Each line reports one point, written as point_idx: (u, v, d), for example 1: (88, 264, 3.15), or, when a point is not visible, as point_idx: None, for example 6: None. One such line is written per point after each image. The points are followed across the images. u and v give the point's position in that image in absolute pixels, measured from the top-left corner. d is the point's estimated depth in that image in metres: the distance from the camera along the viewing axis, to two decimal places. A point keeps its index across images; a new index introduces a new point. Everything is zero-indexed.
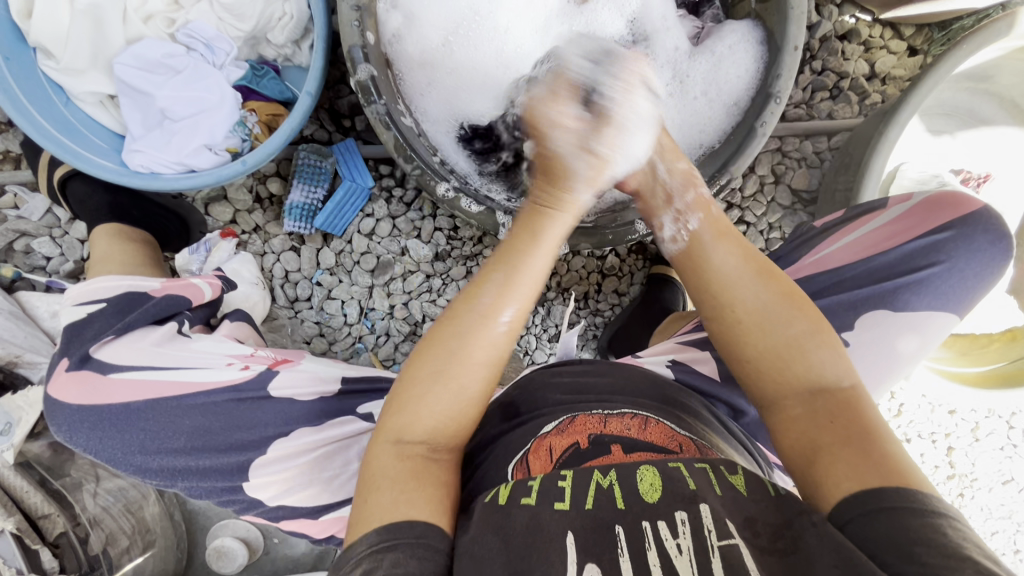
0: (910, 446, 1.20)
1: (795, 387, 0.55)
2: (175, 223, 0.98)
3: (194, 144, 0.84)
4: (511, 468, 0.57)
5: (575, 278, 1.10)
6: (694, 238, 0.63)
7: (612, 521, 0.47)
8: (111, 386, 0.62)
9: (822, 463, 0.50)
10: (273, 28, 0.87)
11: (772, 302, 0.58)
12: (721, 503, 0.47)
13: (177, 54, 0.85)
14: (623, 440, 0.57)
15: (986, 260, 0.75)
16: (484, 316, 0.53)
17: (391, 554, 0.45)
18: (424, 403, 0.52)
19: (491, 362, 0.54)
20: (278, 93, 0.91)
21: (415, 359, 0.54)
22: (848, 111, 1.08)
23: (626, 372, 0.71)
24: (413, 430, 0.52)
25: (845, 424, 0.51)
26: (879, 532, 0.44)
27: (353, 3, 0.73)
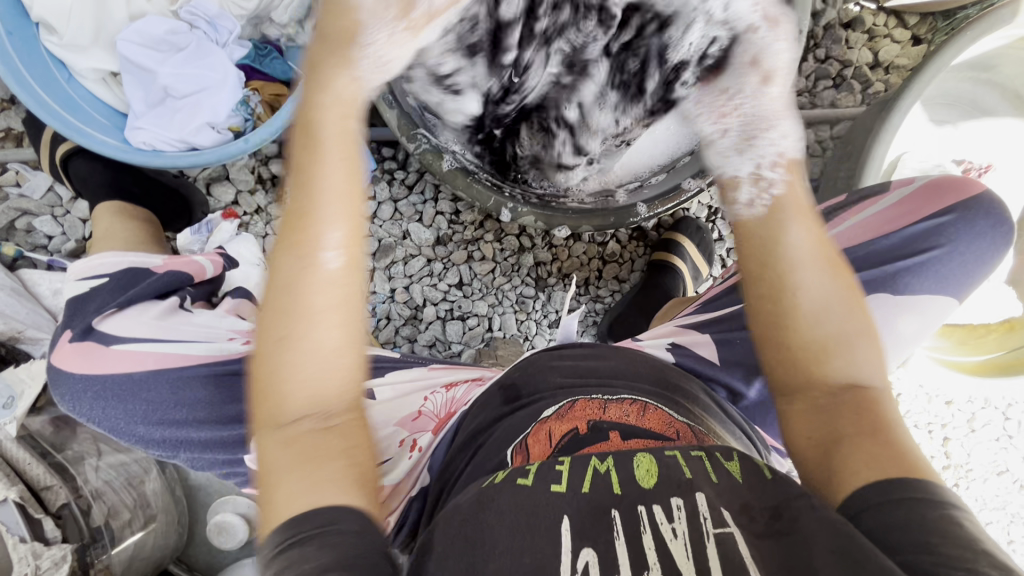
0: (907, 436, 1.21)
1: (830, 381, 0.53)
2: (177, 201, 0.97)
3: (197, 122, 0.84)
4: (510, 451, 0.57)
5: (576, 264, 1.11)
6: (775, 214, 0.56)
7: (609, 505, 0.47)
8: (113, 357, 0.63)
9: (840, 458, 0.50)
10: (277, 8, 0.88)
11: (835, 294, 0.54)
12: (717, 492, 0.48)
13: (180, 31, 0.85)
14: (622, 427, 0.57)
15: (985, 243, 0.76)
16: (308, 257, 0.47)
17: (296, 549, 0.42)
18: (300, 366, 0.47)
19: (341, 310, 0.48)
20: (282, 74, 0.93)
21: (271, 314, 0.48)
22: (851, 100, 1.08)
23: (628, 357, 0.71)
24: (288, 411, 0.48)
25: (870, 423, 0.51)
26: (893, 522, 0.44)
27: None
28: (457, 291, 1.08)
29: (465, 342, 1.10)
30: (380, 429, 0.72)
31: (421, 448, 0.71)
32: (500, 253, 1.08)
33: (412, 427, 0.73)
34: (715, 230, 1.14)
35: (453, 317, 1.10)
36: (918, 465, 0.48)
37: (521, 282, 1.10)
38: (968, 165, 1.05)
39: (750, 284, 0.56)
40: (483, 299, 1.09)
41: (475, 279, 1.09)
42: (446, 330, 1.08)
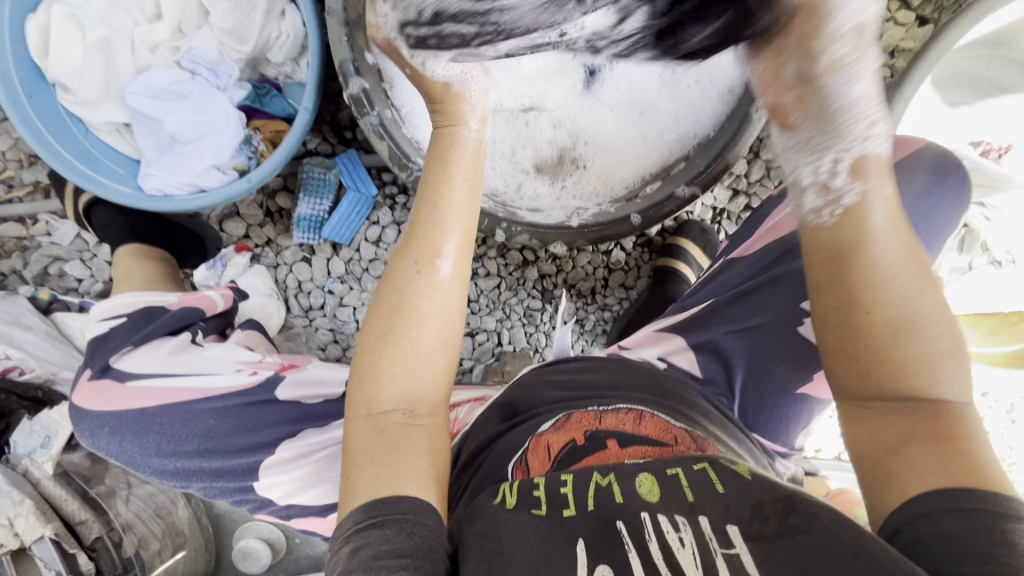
0: None
1: (901, 388, 0.50)
2: (192, 240, 1.02)
3: (204, 165, 0.88)
4: (511, 467, 0.58)
5: (581, 274, 1.11)
6: (862, 209, 0.48)
7: (614, 518, 0.48)
8: (127, 393, 0.66)
9: (901, 458, 0.48)
10: (272, 47, 0.92)
11: (935, 314, 0.49)
12: (722, 507, 0.47)
13: (182, 80, 0.89)
14: (619, 435, 0.58)
15: (945, 201, 0.70)
16: (423, 271, 0.56)
17: (377, 530, 0.49)
18: (387, 365, 0.56)
19: (438, 311, 0.56)
20: (282, 110, 0.96)
21: (375, 308, 0.58)
22: None
23: (621, 367, 0.72)
24: (380, 400, 0.56)
25: (943, 434, 0.47)
26: (946, 530, 0.42)
27: (342, 20, 0.76)
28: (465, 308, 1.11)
29: (475, 358, 1.13)
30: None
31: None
32: (504, 268, 1.10)
33: None
34: (721, 231, 1.12)
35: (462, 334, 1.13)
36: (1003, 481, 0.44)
37: (528, 295, 1.12)
38: (986, 146, 1.01)
39: (825, 284, 0.52)
40: (491, 315, 1.12)
41: (482, 295, 1.11)
42: None
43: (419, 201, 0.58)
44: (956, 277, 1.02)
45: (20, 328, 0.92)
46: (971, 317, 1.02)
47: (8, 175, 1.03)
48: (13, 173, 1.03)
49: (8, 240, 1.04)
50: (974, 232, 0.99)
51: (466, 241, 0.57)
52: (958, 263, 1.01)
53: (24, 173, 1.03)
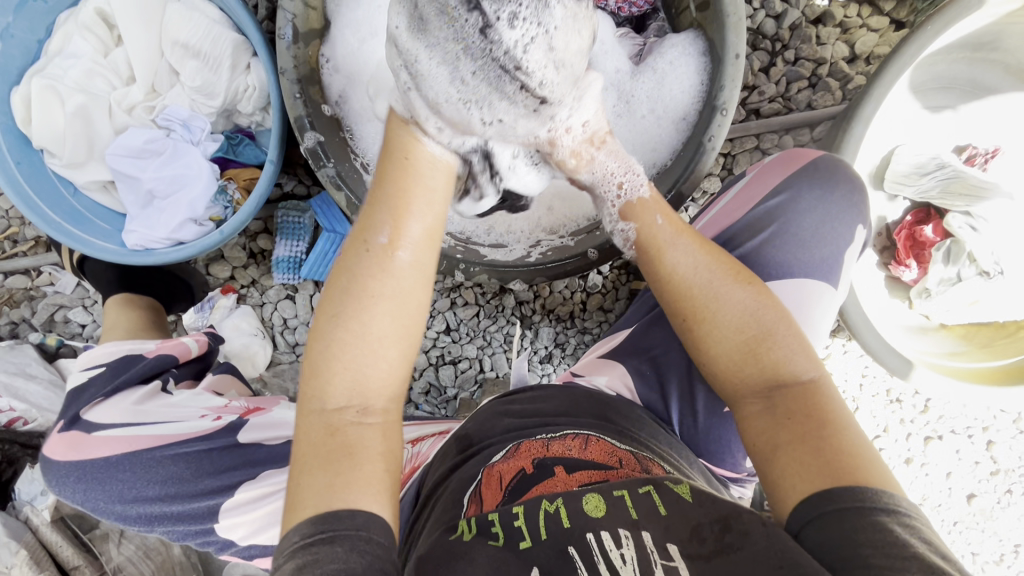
0: (942, 443, 1.13)
1: (755, 386, 0.56)
2: (178, 284, 1.06)
3: (180, 219, 0.92)
4: (464, 500, 0.55)
5: (559, 300, 1.12)
6: (651, 239, 0.64)
7: (564, 543, 0.45)
8: (95, 443, 0.69)
9: (779, 464, 0.51)
10: (241, 100, 0.94)
11: (750, 299, 0.58)
12: (663, 526, 0.46)
13: (157, 138, 0.93)
14: (565, 461, 0.56)
15: (829, 214, 0.73)
16: (379, 261, 0.55)
17: (325, 547, 0.45)
18: (340, 359, 0.53)
19: (396, 300, 0.55)
20: (254, 158, 1.00)
21: (327, 301, 0.55)
22: (829, 99, 1.02)
23: (571, 395, 0.71)
24: (332, 394, 0.53)
25: (803, 420, 0.52)
26: (830, 536, 0.44)
27: (294, 78, 0.78)
28: (446, 337, 1.13)
29: (458, 385, 1.13)
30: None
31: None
32: (481, 296, 1.12)
33: None
34: None
35: (444, 362, 1.14)
36: (860, 461, 0.48)
37: (507, 321, 1.13)
38: (970, 151, 0.96)
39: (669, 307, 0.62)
40: (471, 343, 1.13)
41: (462, 323, 1.13)
42: (439, 376, 1.13)
43: (374, 200, 0.58)
44: (944, 287, 0.98)
45: (25, 378, 0.98)
46: (965, 329, 1.02)
47: (13, 232, 1.10)
48: (17, 229, 1.10)
49: (15, 292, 1.09)
50: (960, 243, 0.95)
51: (428, 232, 0.58)
52: (945, 273, 0.98)
53: (27, 229, 1.10)
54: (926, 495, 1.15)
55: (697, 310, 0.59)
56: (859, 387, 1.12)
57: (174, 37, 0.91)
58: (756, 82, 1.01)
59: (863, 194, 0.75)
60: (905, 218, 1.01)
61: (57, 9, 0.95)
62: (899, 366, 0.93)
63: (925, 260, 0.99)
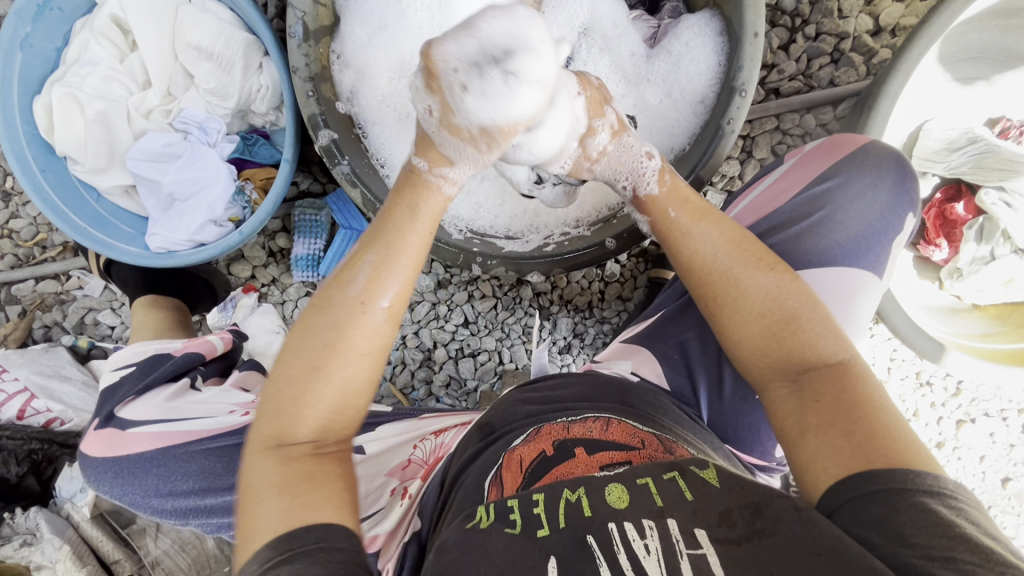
0: (975, 426, 1.10)
1: (783, 369, 0.55)
2: (200, 284, 1.07)
3: (200, 221, 0.93)
4: (487, 484, 0.55)
5: (577, 290, 1.11)
6: (670, 227, 0.63)
7: (584, 531, 0.45)
8: (129, 439, 0.70)
9: (805, 448, 0.50)
10: (255, 100, 0.94)
11: (771, 284, 0.57)
12: (690, 512, 0.45)
13: (174, 141, 0.94)
14: (587, 443, 0.56)
15: (878, 202, 0.71)
16: (361, 305, 0.54)
17: (289, 566, 0.44)
18: (309, 396, 0.52)
19: (371, 349, 0.54)
20: (270, 157, 1.01)
21: (299, 335, 0.54)
22: (852, 74, 0.98)
23: (592, 379, 0.70)
24: (296, 428, 0.52)
25: (836, 400, 0.50)
26: (865, 518, 0.43)
27: (306, 76, 0.78)
28: (464, 330, 1.13)
29: (478, 377, 1.13)
30: (370, 482, 0.71)
31: (411, 496, 0.68)
32: (498, 289, 1.12)
33: (403, 475, 0.72)
34: None
35: (464, 355, 1.14)
36: (896, 442, 0.46)
37: (524, 313, 1.12)
38: (1004, 123, 0.92)
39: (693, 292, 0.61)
40: (490, 335, 1.13)
41: (479, 316, 1.13)
42: (458, 368, 1.13)
43: (371, 236, 0.57)
44: (976, 267, 0.95)
45: (59, 380, 1.02)
46: (999, 309, 0.99)
47: (42, 238, 1.13)
48: (45, 235, 1.13)
49: (47, 296, 1.13)
50: (994, 219, 0.91)
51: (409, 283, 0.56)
52: (977, 252, 0.94)
53: (55, 234, 1.13)
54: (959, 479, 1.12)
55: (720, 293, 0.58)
56: (887, 370, 1.09)
57: (187, 40, 0.91)
58: (775, 60, 0.98)
59: (914, 184, 0.72)
60: (934, 195, 0.97)
61: (73, 17, 0.97)
62: (932, 350, 0.90)
63: (955, 239, 0.96)
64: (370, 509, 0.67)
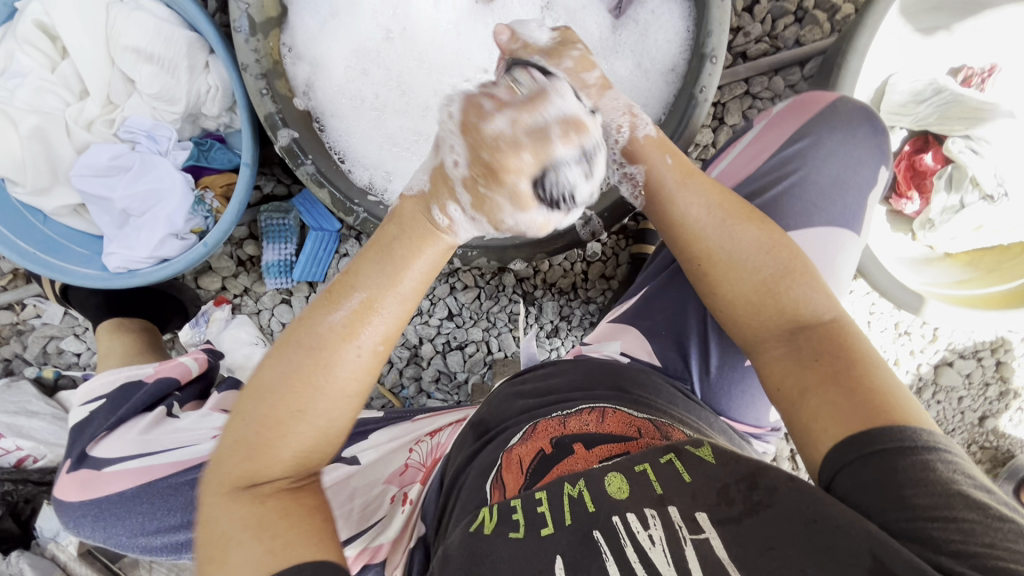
0: (954, 370, 1.14)
1: (776, 329, 0.54)
2: (172, 304, 1.03)
3: (159, 235, 0.88)
4: (486, 489, 0.54)
5: (559, 272, 1.10)
6: (657, 186, 0.59)
7: (590, 528, 0.44)
8: (107, 478, 0.66)
9: (807, 406, 0.49)
10: (205, 102, 0.89)
11: (753, 246, 0.55)
12: (690, 496, 0.44)
13: (122, 153, 0.88)
14: (584, 438, 0.55)
15: (850, 161, 0.71)
16: (348, 344, 0.48)
17: None
18: (284, 435, 0.48)
19: (356, 389, 0.50)
20: (227, 161, 0.95)
21: (269, 368, 0.49)
22: (818, 32, 0.97)
23: (584, 366, 0.69)
24: (268, 468, 0.48)
25: (830, 360, 0.50)
26: (867, 482, 0.43)
27: (257, 72, 0.73)
28: (449, 322, 1.11)
29: (468, 369, 1.12)
30: (367, 492, 0.68)
31: (412, 500, 0.66)
32: (480, 278, 1.10)
33: (400, 482, 0.70)
34: None
35: (451, 348, 1.12)
36: (895, 401, 0.46)
37: (508, 300, 1.11)
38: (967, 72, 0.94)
39: (679, 252, 0.59)
40: (476, 326, 1.12)
41: (464, 308, 1.11)
42: (447, 362, 1.12)
43: (361, 265, 0.50)
44: (947, 216, 0.96)
45: (27, 416, 0.96)
46: (969, 255, 1.01)
47: None
48: None
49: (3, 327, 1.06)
50: (962, 167, 0.92)
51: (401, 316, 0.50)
52: (948, 202, 0.95)
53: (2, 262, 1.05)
54: (939, 422, 1.16)
55: (710, 254, 0.56)
56: (867, 324, 1.12)
57: (123, 42, 0.85)
58: (741, 23, 0.97)
59: (884, 137, 0.74)
60: (903, 148, 0.98)
61: None
62: (911, 302, 0.92)
63: (926, 191, 0.98)
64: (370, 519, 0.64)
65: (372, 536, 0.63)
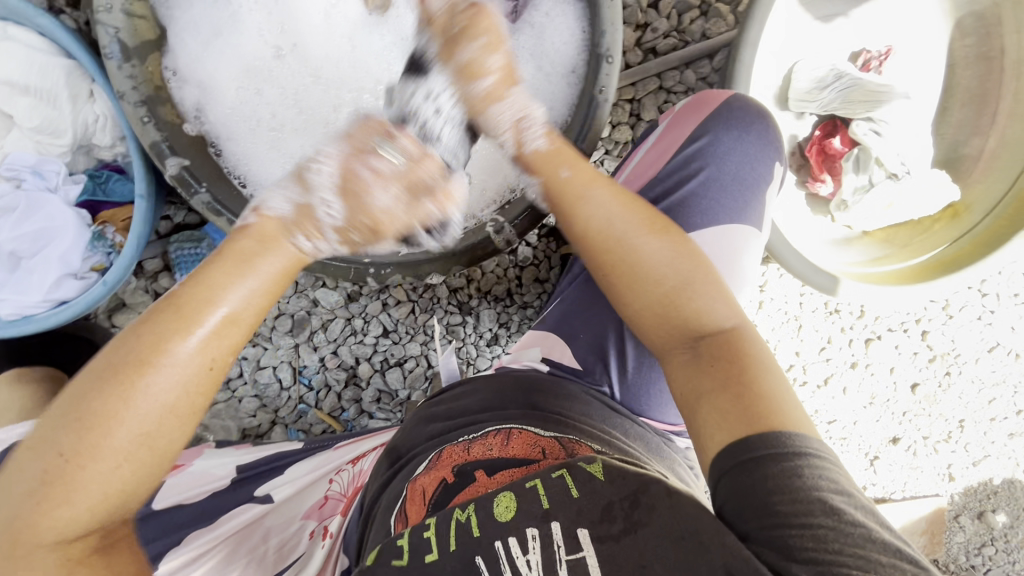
0: (883, 342, 1.18)
1: (679, 337, 0.54)
2: (83, 347, 0.97)
3: (54, 276, 0.82)
4: (390, 522, 0.54)
5: (492, 279, 1.09)
6: (566, 187, 0.60)
7: (473, 552, 0.44)
8: None
9: (700, 413, 0.49)
10: (95, 133, 0.84)
11: (661, 248, 0.55)
12: (573, 512, 0.44)
13: (6, 194, 0.82)
14: (487, 464, 0.54)
15: (746, 155, 0.72)
16: (183, 359, 0.45)
17: None
18: (93, 481, 0.43)
19: (181, 414, 0.45)
20: (128, 192, 0.88)
21: (85, 399, 0.43)
22: (723, 25, 0.99)
23: (496, 383, 0.67)
24: (62, 528, 0.42)
25: (725, 367, 0.50)
26: (738, 494, 0.43)
27: (136, 100, 0.68)
28: (385, 339, 1.09)
29: (409, 386, 1.10)
30: (284, 531, 0.67)
31: (332, 534, 0.64)
32: (413, 293, 1.08)
33: (321, 515, 0.68)
34: None
35: (390, 365, 1.10)
36: (777, 407, 0.46)
37: (444, 312, 1.09)
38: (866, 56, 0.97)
39: (586, 251, 0.58)
40: (413, 341, 1.09)
41: (399, 323, 1.09)
42: (387, 381, 1.09)
43: (212, 272, 0.48)
44: (859, 197, 0.98)
45: None
46: (885, 232, 1.04)
47: None
48: None
49: None
50: (867, 149, 0.95)
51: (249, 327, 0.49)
52: (857, 183, 0.98)
53: None
54: (875, 394, 1.20)
55: (619, 252, 0.56)
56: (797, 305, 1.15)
57: None
58: (647, 19, 0.98)
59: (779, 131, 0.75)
60: (814, 133, 1.01)
61: None
62: (826, 283, 0.94)
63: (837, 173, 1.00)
64: (288, 559, 0.64)
65: (293, 573, 0.62)
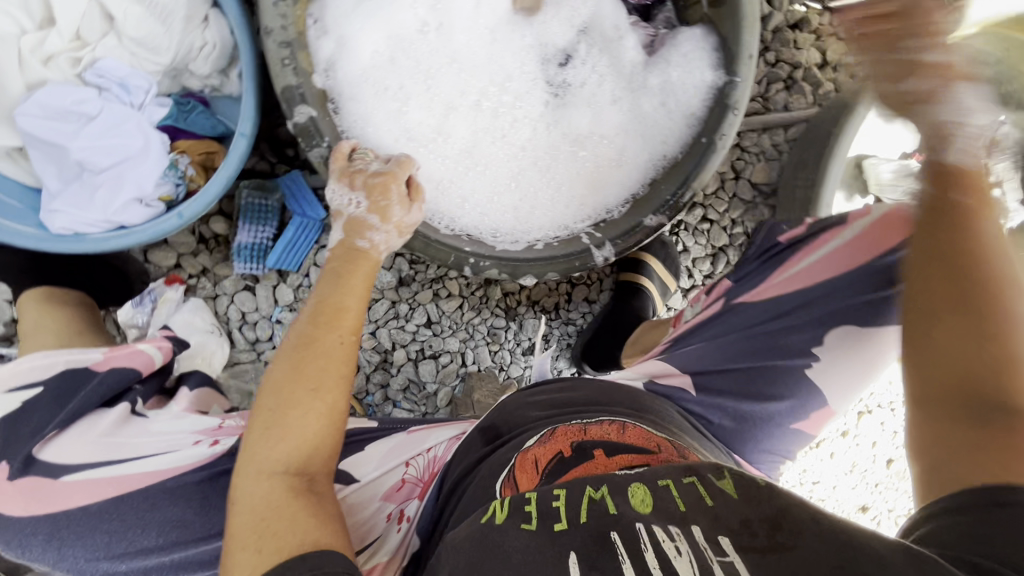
0: (872, 417, 1.28)
1: (978, 383, 0.44)
2: (114, 278, 0.90)
3: (122, 199, 0.77)
4: (498, 485, 0.53)
5: (544, 291, 1.10)
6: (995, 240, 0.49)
7: (608, 529, 0.43)
8: (61, 491, 0.56)
9: (944, 441, 0.44)
10: (195, 58, 0.80)
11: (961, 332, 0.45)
12: (712, 518, 0.42)
13: (87, 99, 0.76)
14: (605, 445, 0.55)
15: None
16: (338, 334, 0.57)
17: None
18: (289, 421, 0.51)
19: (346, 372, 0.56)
20: (210, 128, 0.85)
21: (285, 370, 0.54)
22: (803, 101, 1.07)
23: (599, 386, 0.69)
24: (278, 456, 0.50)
25: (978, 443, 0.42)
26: (975, 538, 0.38)
27: (281, 40, 0.66)
28: (426, 330, 1.07)
29: (440, 381, 1.08)
30: (364, 509, 0.64)
31: (410, 518, 0.63)
32: (465, 288, 1.07)
33: (397, 498, 0.66)
34: (680, 243, 1.11)
35: (425, 357, 1.08)
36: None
37: (491, 314, 1.09)
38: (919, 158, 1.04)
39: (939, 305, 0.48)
40: (454, 336, 1.08)
41: (444, 316, 1.07)
42: (419, 371, 1.07)
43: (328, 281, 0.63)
44: None
45: None
46: None
47: None
48: None
49: None
50: None
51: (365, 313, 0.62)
52: None
53: None
54: (855, 461, 1.29)
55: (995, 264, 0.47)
56: None
57: None
58: None
59: None
60: None
61: None
62: None
63: None
64: (366, 539, 0.61)
65: (368, 556, 0.60)
